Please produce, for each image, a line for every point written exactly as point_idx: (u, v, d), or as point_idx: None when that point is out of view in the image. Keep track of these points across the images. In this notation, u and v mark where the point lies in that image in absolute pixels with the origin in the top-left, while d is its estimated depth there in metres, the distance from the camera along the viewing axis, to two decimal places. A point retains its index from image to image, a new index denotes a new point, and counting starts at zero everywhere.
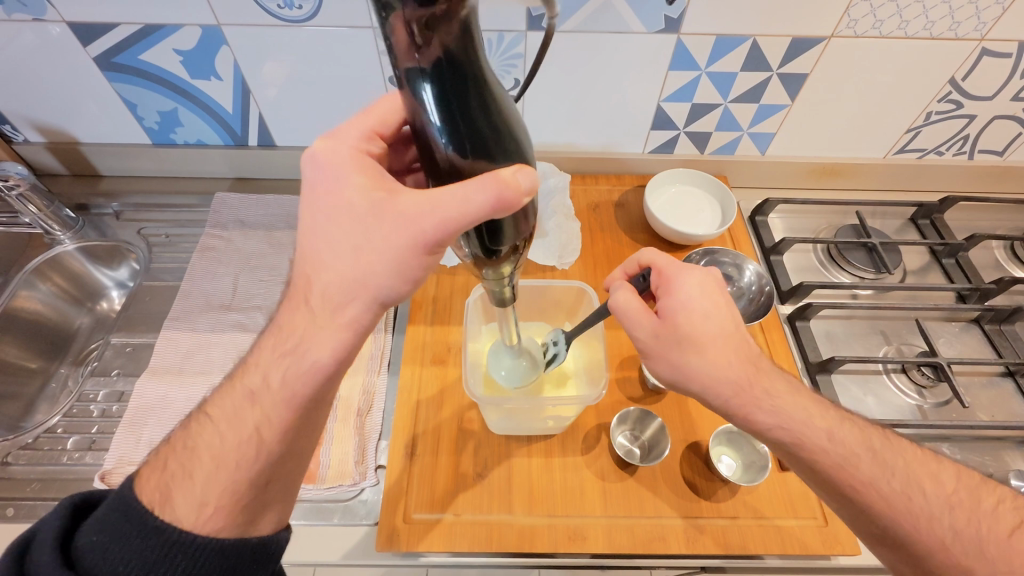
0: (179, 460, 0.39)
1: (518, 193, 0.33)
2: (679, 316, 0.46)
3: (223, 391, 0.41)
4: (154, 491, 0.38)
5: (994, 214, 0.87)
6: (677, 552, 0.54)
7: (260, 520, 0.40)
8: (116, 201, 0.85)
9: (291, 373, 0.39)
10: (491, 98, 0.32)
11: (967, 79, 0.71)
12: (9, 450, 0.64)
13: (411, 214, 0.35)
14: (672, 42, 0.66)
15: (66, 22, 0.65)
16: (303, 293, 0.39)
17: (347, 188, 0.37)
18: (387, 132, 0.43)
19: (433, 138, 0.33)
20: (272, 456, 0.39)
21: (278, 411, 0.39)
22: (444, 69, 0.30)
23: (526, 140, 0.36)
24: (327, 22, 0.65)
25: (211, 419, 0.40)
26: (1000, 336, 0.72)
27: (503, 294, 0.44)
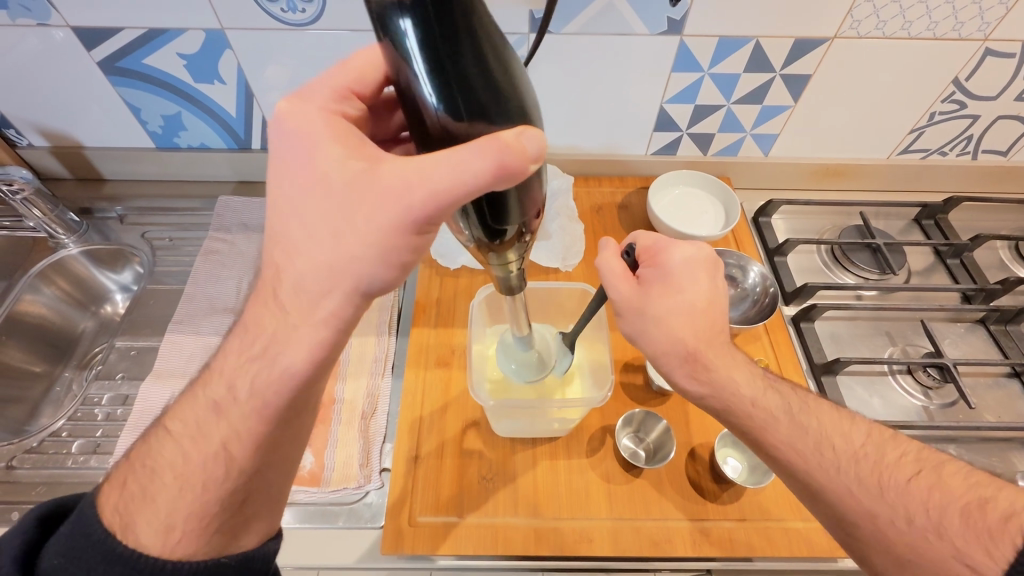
0: (139, 479, 0.39)
1: (526, 160, 0.32)
2: (656, 286, 0.48)
3: (185, 402, 0.41)
4: (115, 513, 0.38)
5: (998, 215, 0.87)
6: (682, 555, 0.54)
7: (240, 535, 0.40)
8: (120, 205, 0.85)
9: (257, 383, 0.38)
10: (483, 44, 0.31)
11: (970, 79, 0.71)
12: (14, 454, 0.64)
13: (396, 187, 0.34)
14: (675, 44, 0.66)
15: (71, 26, 0.65)
16: (271, 289, 0.38)
17: (323, 160, 0.36)
18: (363, 91, 0.41)
19: (421, 94, 0.32)
20: (243, 472, 0.39)
21: (246, 424, 0.39)
22: (426, 6, 0.29)
23: (526, 96, 0.35)
24: (330, 26, 0.65)
25: (172, 433, 0.40)
26: (1006, 336, 0.71)
27: (511, 281, 0.44)
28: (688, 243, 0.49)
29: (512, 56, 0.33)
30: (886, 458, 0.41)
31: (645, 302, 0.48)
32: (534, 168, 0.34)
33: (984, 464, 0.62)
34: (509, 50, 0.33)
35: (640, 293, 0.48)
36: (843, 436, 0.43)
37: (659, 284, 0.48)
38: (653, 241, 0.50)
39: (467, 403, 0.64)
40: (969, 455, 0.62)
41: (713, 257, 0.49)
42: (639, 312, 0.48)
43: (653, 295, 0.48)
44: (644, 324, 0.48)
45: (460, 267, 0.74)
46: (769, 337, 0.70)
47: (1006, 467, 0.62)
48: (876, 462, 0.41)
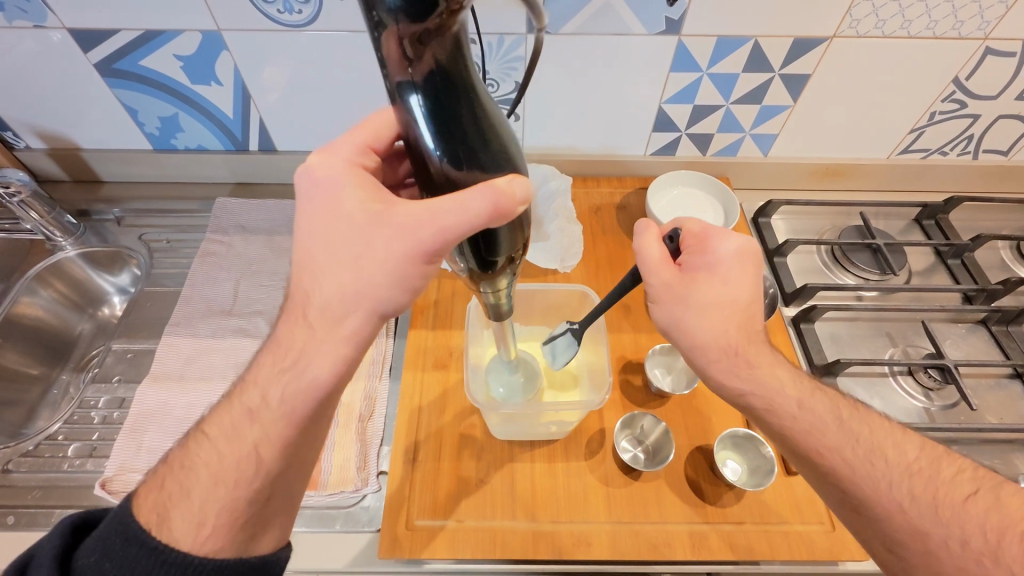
0: (175, 479, 0.39)
1: (514, 203, 0.34)
2: (698, 277, 0.46)
3: (221, 408, 0.41)
4: (151, 511, 0.38)
5: (999, 215, 0.86)
6: (681, 558, 0.54)
7: (261, 536, 0.40)
8: (117, 207, 0.84)
9: (291, 390, 0.38)
10: (483, 112, 0.33)
11: (970, 78, 0.71)
12: (10, 457, 0.64)
13: (409, 225, 0.35)
14: (673, 44, 0.66)
15: (67, 28, 0.65)
16: (301, 307, 0.38)
17: (344, 199, 0.37)
18: (381, 147, 0.43)
19: (426, 152, 0.33)
20: (272, 474, 0.39)
21: (279, 428, 0.39)
22: (436, 82, 0.31)
23: (518, 154, 0.36)
24: (327, 27, 0.65)
25: (208, 436, 0.40)
26: (1008, 337, 0.71)
27: (500, 308, 0.44)
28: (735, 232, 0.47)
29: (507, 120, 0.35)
30: (940, 474, 0.41)
31: (688, 290, 0.46)
32: (523, 209, 0.35)
33: (986, 466, 0.62)
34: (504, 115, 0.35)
35: (682, 280, 0.47)
36: (846, 445, 0.43)
37: (704, 274, 0.46)
38: (701, 228, 0.49)
39: (465, 404, 0.63)
40: (970, 457, 0.62)
41: (759, 251, 0.47)
42: (680, 299, 0.46)
43: (693, 284, 0.46)
44: (683, 311, 0.47)
45: (458, 269, 0.73)
46: (770, 338, 0.69)
47: (1008, 469, 0.61)
48: None
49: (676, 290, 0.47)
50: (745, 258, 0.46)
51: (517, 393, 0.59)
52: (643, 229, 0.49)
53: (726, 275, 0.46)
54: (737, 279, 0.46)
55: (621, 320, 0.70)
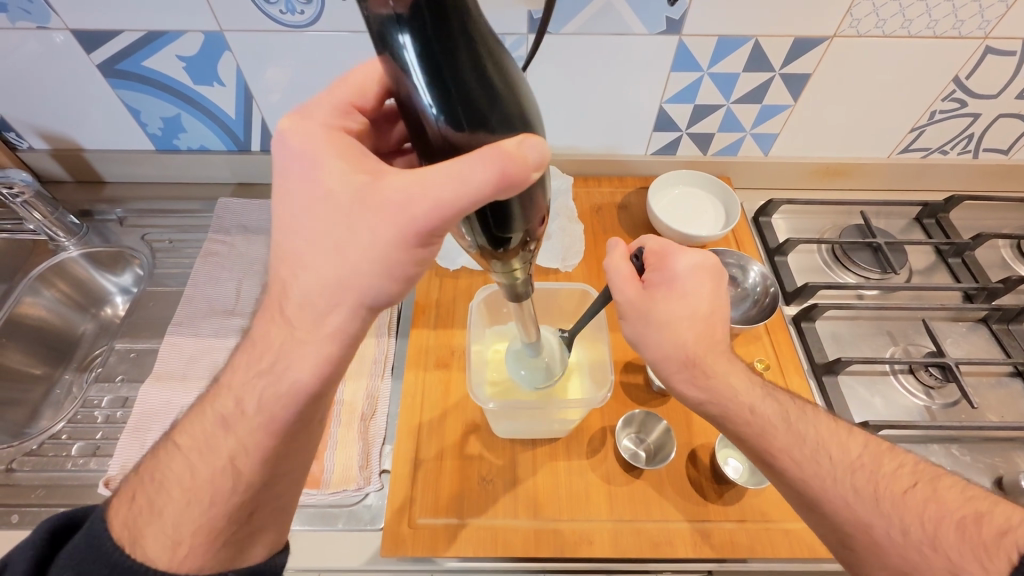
0: (147, 493, 0.39)
1: (526, 168, 0.32)
2: (660, 293, 0.48)
3: (192, 418, 0.41)
4: (123, 527, 0.38)
5: (999, 214, 0.86)
6: (683, 557, 0.54)
7: (245, 551, 0.40)
8: (119, 207, 0.85)
9: (266, 398, 0.38)
10: (481, 50, 0.31)
11: (971, 77, 0.71)
12: (14, 457, 0.64)
13: (401, 201, 0.34)
14: (674, 44, 0.66)
15: (70, 29, 0.65)
16: (278, 303, 0.39)
17: (328, 176, 0.36)
18: (366, 106, 0.42)
19: (420, 106, 0.32)
20: (250, 486, 0.39)
21: (256, 437, 0.39)
22: (423, 17, 0.29)
23: (529, 106, 0.34)
24: (330, 27, 0.65)
25: (180, 448, 0.40)
26: (1008, 336, 0.71)
27: (516, 288, 0.44)
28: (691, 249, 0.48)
29: (512, 64, 0.33)
30: (883, 469, 0.41)
31: (650, 306, 0.47)
32: (537, 175, 0.34)
33: (986, 464, 0.62)
34: (509, 59, 0.33)
35: (644, 296, 0.48)
36: (847, 443, 0.43)
37: (664, 291, 0.48)
38: (660, 244, 0.50)
39: (467, 405, 0.63)
40: (971, 455, 0.62)
41: (718, 263, 0.49)
42: (643, 315, 0.48)
43: (656, 299, 0.48)
44: (646, 328, 0.48)
45: (460, 268, 0.74)
46: (770, 336, 0.69)
47: (1009, 467, 0.62)
48: (877, 470, 0.41)
49: (640, 305, 0.48)
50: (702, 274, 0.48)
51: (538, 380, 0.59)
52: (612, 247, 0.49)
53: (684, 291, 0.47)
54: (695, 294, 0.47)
55: (622, 319, 0.70)
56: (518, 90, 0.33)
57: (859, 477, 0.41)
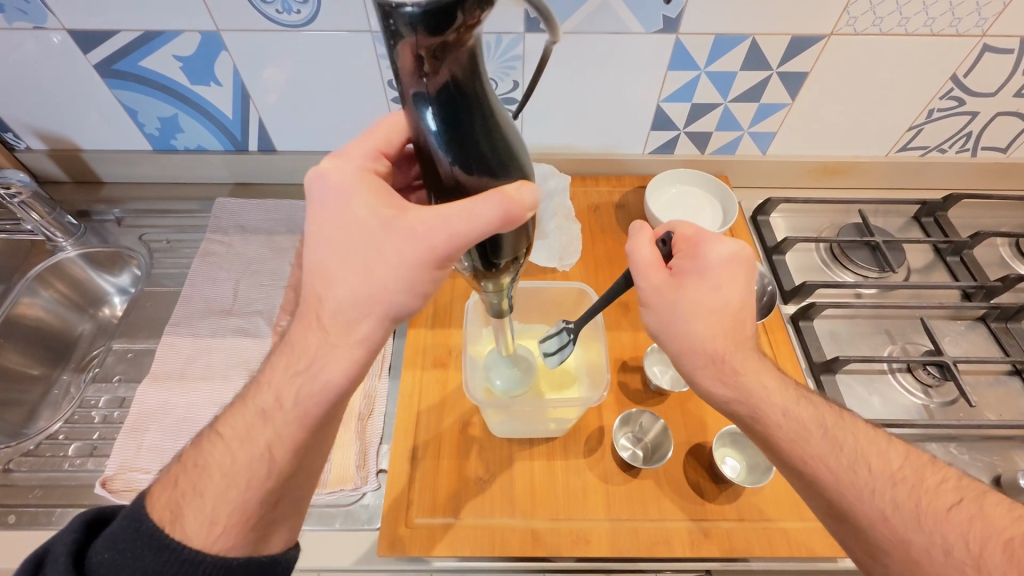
0: (189, 478, 0.39)
1: (524, 210, 0.34)
2: (688, 281, 0.45)
3: (234, 408, 0.41)
4: (164, 510, 0.38)
5: (998, 212, 0.86)
6: (681, 556, 0.54)
7: (272, 537, 0.41)
8: (117, 208, 0.85)
9: (304, 392, 0.38)
10: (494, 119, 0.33)
11: (968, 75, 0.71)
12: (11, 457, 0.64)
13: (421, 231, 0.35)
14: (671, 42, 0.66)
15: (67, 29, 0.65)
16: (315, 312, 0.38)
17: (356, 208, 0.37)
18: (391, 151, 0.42)
19: (438, 158, 0.33)
20: (284, 475, 0.39)
21: (292, 429, 0.39)
22: (450, 95, 0.31)
23: (525, 157, 0.37)
24: (326, 26, 0.65)
25: (222, 436, 0.40)
26: (1007, 334, 0.71)
27: (501, 305, 0.46)
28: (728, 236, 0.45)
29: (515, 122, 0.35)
30: (889, 474, 0.41)
31: (676, 294, 0.45)
32: (530, 215, 0.36)
33: (985, 462, 0.62)
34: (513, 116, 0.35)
35: (672, 284, 0.45)
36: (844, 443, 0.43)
37: (693, 278, 0.45)
38: (694, 232, 0.47)
39: (462, 401, 0.63)
40: (969, 454, 0.62)
41: (752, 255, 0.46)
42: (669, 303, 0.45)
43: (683, 288, 0.45)
44: (671, 317, 0.45)
45: (458, 269, 0.74)
46: (767, 335, 0.69)
47: (1007, 466, 0.61)
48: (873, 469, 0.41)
49: (664, 293, 0.45)
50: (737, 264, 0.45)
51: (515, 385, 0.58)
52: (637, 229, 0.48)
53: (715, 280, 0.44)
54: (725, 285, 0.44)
55: (620, 318, 0.70)
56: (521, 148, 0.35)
57: (857, 475, 0.41)
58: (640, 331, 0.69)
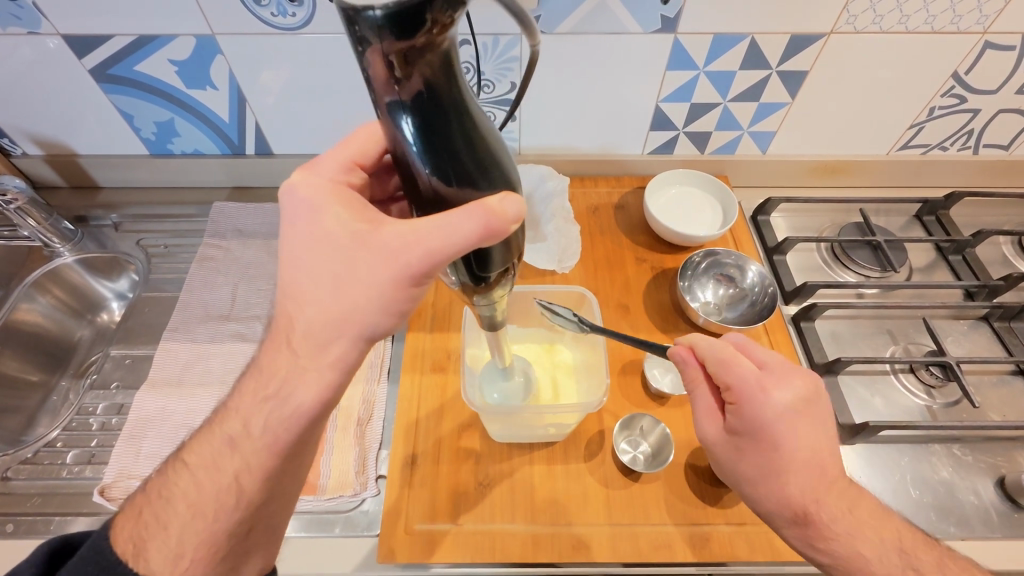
0: (154, 509, 0.39)
1: (506, 222, 0.34)
2: (745, 443, 0.48)
3: (203, 436, 0.41)
4: (127, 542, 0.38)
5: (1000, 210, 0.85)
6: (681, 562, 0.53)
7: (245, 564, 0.41)
8: (115, 213, 0.84)
9: (273, 420, 0.38)
10: (471, 124, 0.33)
11: (970, 72, 0.70)
12: (9, 465, 0.64)
13: (397, 248, 0.35)
14: (669, 42, 0.66)
15: (61, 34, 0.65)
16: (284, 332, 0.38)
17: (329, 224, 0.37)
18: (367, 162, 0.43)
19: (416, 167, 0.34)
20: (252, 506, 0.39)
21: (260, 458, 0.39)
22: (423, 100, 0.31)
23: (509, 167, 0.37)
24: (321, 29, 0.65)
25: (189, 465, 0.40)
26: (1011, 334, 0.70)
27: (496, 317, 0.47)
28: (772, 393, 0.47)
29: (495, 129, 0.36)
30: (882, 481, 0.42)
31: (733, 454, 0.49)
32: (515, 227, 0.36)
33: (989, 463, 0.61)
34: (491, 123, 0.36)
35: (730, 442, 0.49)
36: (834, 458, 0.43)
37: (747, 441, 0.48)
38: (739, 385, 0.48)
39: (463, 407, 0.63)
40: (972, 455, 0.62)
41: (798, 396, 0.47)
42: (731, 461, 0.49)
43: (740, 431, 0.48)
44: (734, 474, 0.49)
45: None
46: (768, 336, 0.68)
47: (1011, 467, 0.61)
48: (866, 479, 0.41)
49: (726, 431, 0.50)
50: (795, 412, 0.47)
51: (513, 399, 0.59)
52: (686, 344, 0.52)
53: (773, 438, 0.46)
54: (788, 439, 0.46)
55: (619, 320, 0.70)
56: (501, 154, 0.36)
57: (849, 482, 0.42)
58: (641, 333, 0.69)
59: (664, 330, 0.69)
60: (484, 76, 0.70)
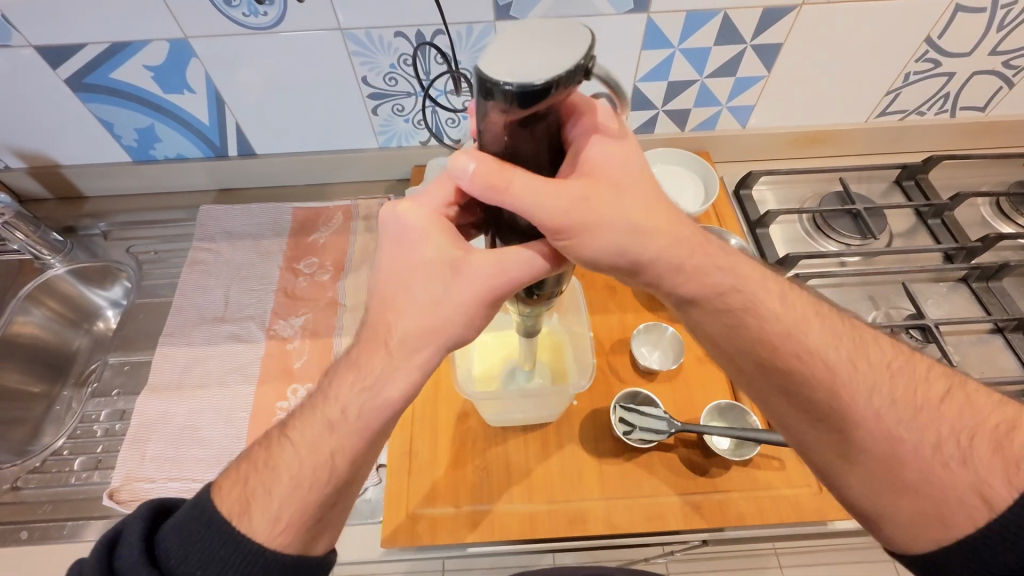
0: (257, 476, 0.40)
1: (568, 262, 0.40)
2: None
3: (301, 415, 0.41)
4: (234, 502, 0.39)
5: (979, 171, 0.87)
6: (675, 528, 0.55)
7: (318, 540, 0.40)
8: (103, 221, 0.85)
9: (369, 407, 0.39)
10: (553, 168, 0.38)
11: (942, 37, 0.71)
12: (19, 475, 0.65)
13: (484, 272, 0.38)
14: (642, 22, 0.66)
15: (34, 45, 0.64)
16: (382, 334, 0.40)
17: (428, 245, 0.39)
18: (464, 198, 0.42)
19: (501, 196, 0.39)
20: (342, 483, 0.40)
21: (354, 441, 0.39)
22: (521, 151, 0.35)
23: None
24: (293, 27, 0.65)
25: (290, 440, 0.41)
26: (989, 293, 0.72)
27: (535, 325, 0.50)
28: None
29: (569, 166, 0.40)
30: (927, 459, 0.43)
31: None
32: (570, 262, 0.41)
33: None
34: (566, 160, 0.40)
35: None
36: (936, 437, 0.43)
37: None
38: None
39: (457, 395, 0.64)
40: None
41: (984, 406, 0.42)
42: None
43: None
44: None
45: None
46: None
47: None
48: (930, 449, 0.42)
49: None
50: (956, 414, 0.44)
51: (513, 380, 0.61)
52: (629, 137, 0.41)
53: None
54: None
55: (606, 302, 0.71)
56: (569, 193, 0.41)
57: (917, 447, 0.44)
58: (628, 313, 0.70)
59: (650, 308, 0.70)
60: (462, 65, 0.70)
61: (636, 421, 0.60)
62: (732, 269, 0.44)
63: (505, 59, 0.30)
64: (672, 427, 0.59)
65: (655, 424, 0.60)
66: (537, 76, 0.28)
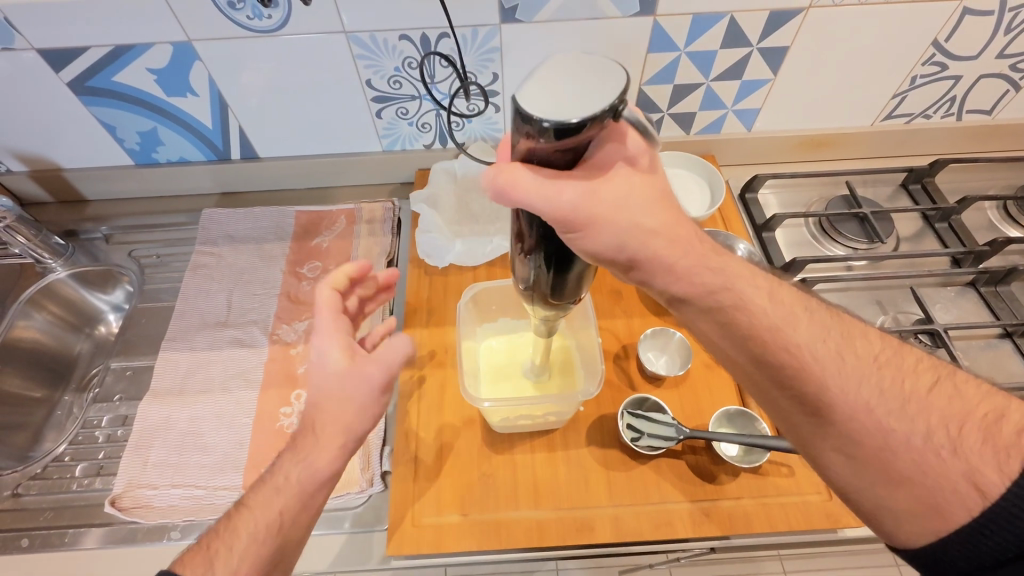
0: (221, 539, 0.43)
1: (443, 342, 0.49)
2: None
3: (254, 488, 0.46)
4: (197, 565, 0.41)
5: (985, 174, 0.86)
6: (684, 536, 0.55)
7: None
8: (105, 225, 0.84)
9: (302, 477, 0.45)
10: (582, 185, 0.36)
11: (950, 40, 0.71)
12: (20, 481, 0.65)
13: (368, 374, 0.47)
14: (648, 25, 0.66)
15: (36, 48, 0.64)
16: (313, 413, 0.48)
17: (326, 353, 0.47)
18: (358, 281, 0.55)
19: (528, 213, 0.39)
20: (292, 537, 0.44)
21: (292, 501, 0.44)
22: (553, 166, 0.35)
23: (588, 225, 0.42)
24: (297, 30, 0.64)
25: (246, 505, 0.44)
26: (997, 298, 0.72)
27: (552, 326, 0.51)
28: None
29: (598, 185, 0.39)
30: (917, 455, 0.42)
31: None
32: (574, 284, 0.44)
33: None
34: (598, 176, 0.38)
35: None
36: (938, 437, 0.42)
37: None
38: None
39: (462, 401, 0.64)
40: None
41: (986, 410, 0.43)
42: None
43: None
44: None
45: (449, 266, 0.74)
46: None
47: None
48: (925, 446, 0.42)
49: None
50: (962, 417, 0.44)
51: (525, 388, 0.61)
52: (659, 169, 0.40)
53: None
54: None
55: (613, 306, 0.71)
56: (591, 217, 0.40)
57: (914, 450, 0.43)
58: (634, 318, 0.70)
59: (657, 313, 0.70)
60: (467, 68, 0.70)
61: (645, 428, 0.60)
62: (743, 275, 0.43)
63: (543, 91, 0.31)
64: (680, 433, 0.58)
65: (665, 431, 0.59)
66: (572, 115, 0.30)
